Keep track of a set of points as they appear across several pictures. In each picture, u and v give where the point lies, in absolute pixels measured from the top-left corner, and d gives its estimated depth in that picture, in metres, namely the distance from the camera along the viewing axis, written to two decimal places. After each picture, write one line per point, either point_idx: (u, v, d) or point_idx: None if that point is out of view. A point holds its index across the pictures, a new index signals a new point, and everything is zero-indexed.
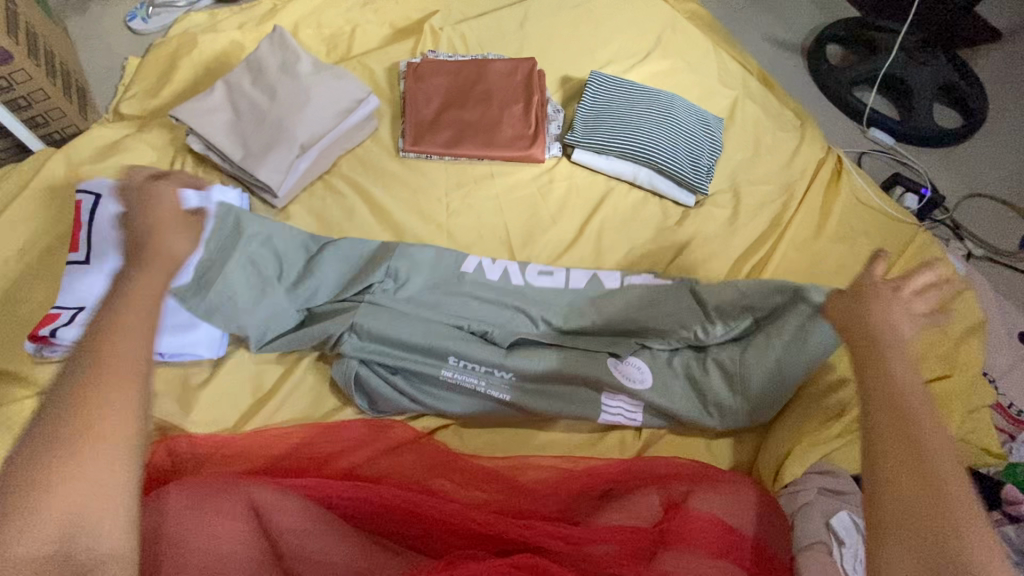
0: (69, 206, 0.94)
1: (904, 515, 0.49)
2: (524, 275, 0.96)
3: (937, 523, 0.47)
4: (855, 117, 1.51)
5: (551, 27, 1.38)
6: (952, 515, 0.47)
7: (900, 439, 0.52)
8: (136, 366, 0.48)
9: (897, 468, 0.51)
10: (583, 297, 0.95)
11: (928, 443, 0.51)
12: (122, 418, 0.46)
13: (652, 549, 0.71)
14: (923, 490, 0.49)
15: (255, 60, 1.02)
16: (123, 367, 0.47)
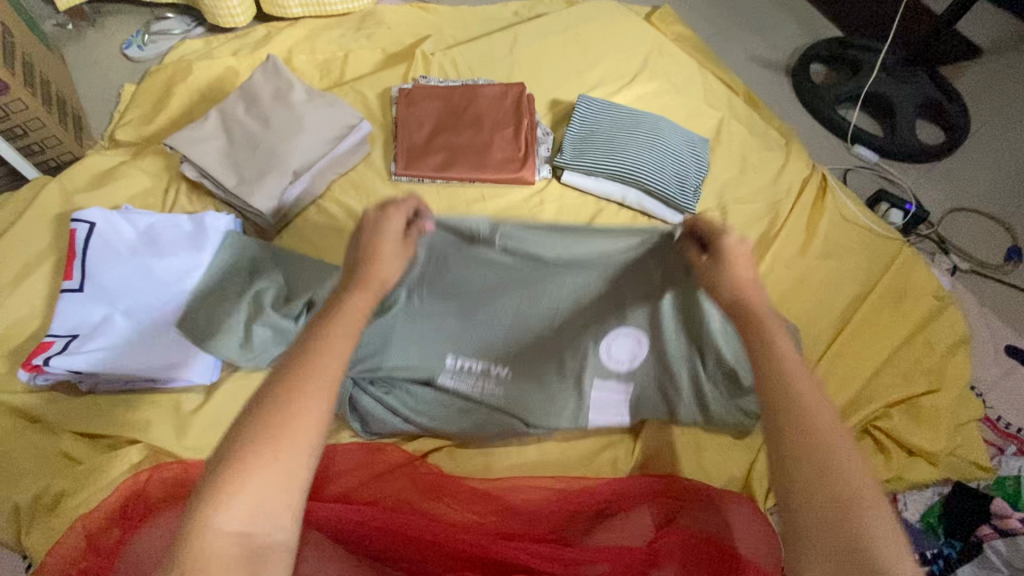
0: (64, 234, 0.95)
1: (819, 525, 0.48)
2: (524, 237, 0.88)
3: (846, 522, 0.47)
4: (840, 134, 1.54)
5: (540, 51, 1.41)
6: (850, 508, 0.48)
7: (804, 447, 0.51)
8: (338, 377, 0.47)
9: (793, 456, 0.51)
10: (586, 265, 0.88)
11: (817, 421, 0.52)
12: (313, 432, 0.45)
13: (644, 567, 0.71)
14: (812, 477, 0.50)
15: (248, 88, 1.03)
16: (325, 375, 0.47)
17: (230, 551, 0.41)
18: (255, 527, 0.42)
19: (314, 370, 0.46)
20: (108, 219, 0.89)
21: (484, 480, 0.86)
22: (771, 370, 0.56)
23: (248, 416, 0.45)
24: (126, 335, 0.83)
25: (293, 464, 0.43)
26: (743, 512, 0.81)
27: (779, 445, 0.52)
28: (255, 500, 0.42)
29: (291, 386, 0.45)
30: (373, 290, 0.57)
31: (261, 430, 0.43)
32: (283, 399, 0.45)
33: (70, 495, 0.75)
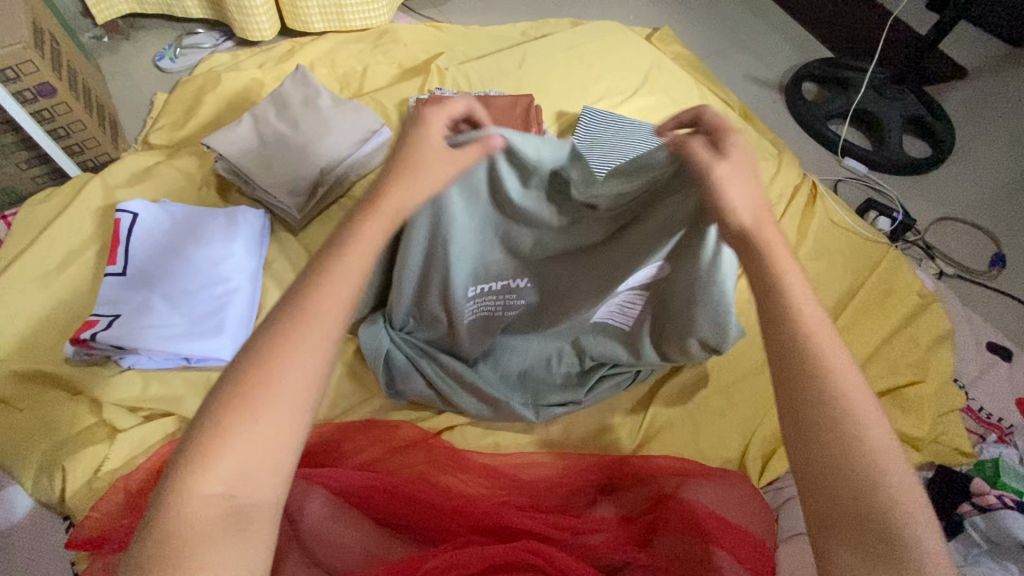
0: (105, 225, 1.02)
1: (842, 509, 0.44)
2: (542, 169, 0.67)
3: (863, 502, 0.43)
4: (831, 147, 1.62)
5: (547, 67, 1.51)
6: (869, 482, 0.44)
7: (820, 416, 0.46)
8: (328, 331, 0.48)
9: (814, 425, 0.46)
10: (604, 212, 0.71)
11: (827, 381, 0.47)
12: (304, 384, 0.46)
13: (646, 536, 0.78)
14: (829, 446, 0.45)
15: (279, 95, 1.12)
16: (315, 326, 0.47)
17: (211, 511, 0.41)
18: (242, 484, 0.42)
19: (308, 324, 0.47)
20: (150, 210, 0.96)
21: (493, 458, 0.90)
22: (783, 325, 0.49)
23: (238, 365, 0.46)
24: (164, 315, 0.89)
25: (277, 418, 0.44)
26: (742, 491, 0.85)
27: (792, 410, 0.47)
28: (241, 451, 0.43)
29: (281, 339, 0.46)
30: (391, 215, 0.55)
31: (250, 380, 0.45)
32: (274, 352, 0.45)
33: (111, 460, 0.81)
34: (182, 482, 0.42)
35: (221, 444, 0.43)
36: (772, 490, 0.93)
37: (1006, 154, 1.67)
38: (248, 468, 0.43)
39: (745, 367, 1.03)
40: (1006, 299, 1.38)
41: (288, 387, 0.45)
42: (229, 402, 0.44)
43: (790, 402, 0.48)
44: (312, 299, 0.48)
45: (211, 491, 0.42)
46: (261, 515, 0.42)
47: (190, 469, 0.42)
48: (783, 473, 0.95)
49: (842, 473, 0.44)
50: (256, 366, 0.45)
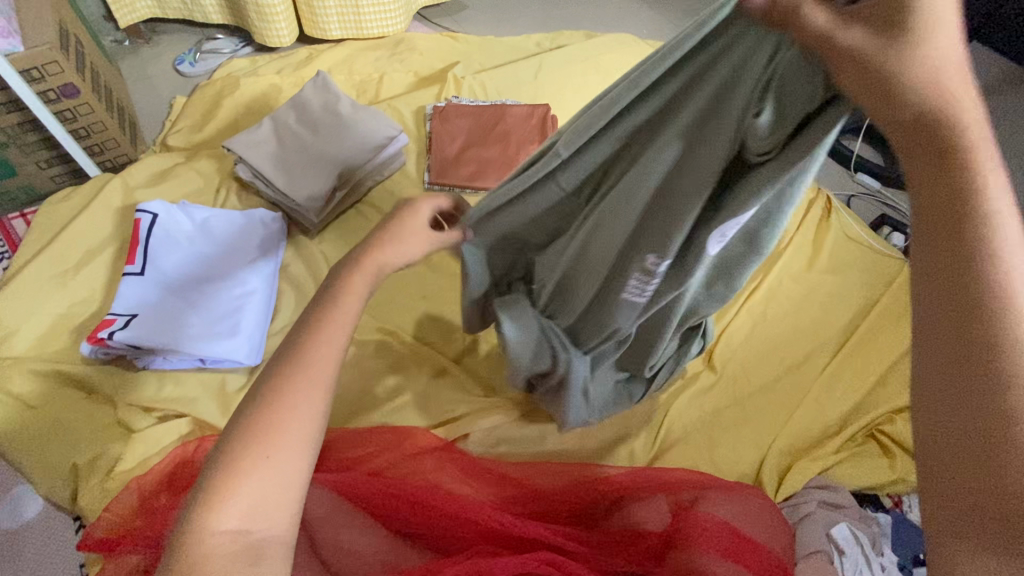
0: (123, 225, 1.03)
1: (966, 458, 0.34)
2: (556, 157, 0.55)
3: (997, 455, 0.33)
4: (844, 162, 1.62)
5: (563, 77, 1.52)
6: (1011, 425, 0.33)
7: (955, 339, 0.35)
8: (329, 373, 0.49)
9: (960, 368, 0.35)
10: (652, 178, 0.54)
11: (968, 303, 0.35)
12: (309, 426, 0.47)
13: (662, 549, 0.77)
14: (964, 389, 0.35)
15: (300, 100, 1.13)
16: (319, 370, 0.48)
17: (228, 546, 0.42)
18: (255, 518, 0.43)
19: (313, 366, 0.48)
20: (169, 211, 0.97)
21: (508, 465, 0.89)
22: (920, 237, 0.38)
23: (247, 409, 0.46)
24: (181, 316, 0.89)
25: (286, 459, 0.45)
26: (759, 506, 0.84)
27: (948, 355, 0.36)
28: (252, 494, 0.43)
29: (292, 381, 0.47)
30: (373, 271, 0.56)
31: (259, 423, 0.45)
32: (283, 393, 0.47)
33: (123, 460, 0.80)
34: (199, 517, 0.43)
35: (236, 481, 0.43)
36: (790, 506, 0.91)
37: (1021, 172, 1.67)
38: (260, 509, 0.43)
39: (761, 381, 1.02)
40: None
41: (294, 429, 0.46)
42: (242, 442, 0.45)
43: (936, 340, 0.36)
44: (316, 345, 0.49)
45: (226, 532, 0.42)
46: (270, 543, 0.43)
47: (207, 505, 0.43)
48: (800, 488, 0.93)
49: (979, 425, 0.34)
50: (265, 410, 0.46)
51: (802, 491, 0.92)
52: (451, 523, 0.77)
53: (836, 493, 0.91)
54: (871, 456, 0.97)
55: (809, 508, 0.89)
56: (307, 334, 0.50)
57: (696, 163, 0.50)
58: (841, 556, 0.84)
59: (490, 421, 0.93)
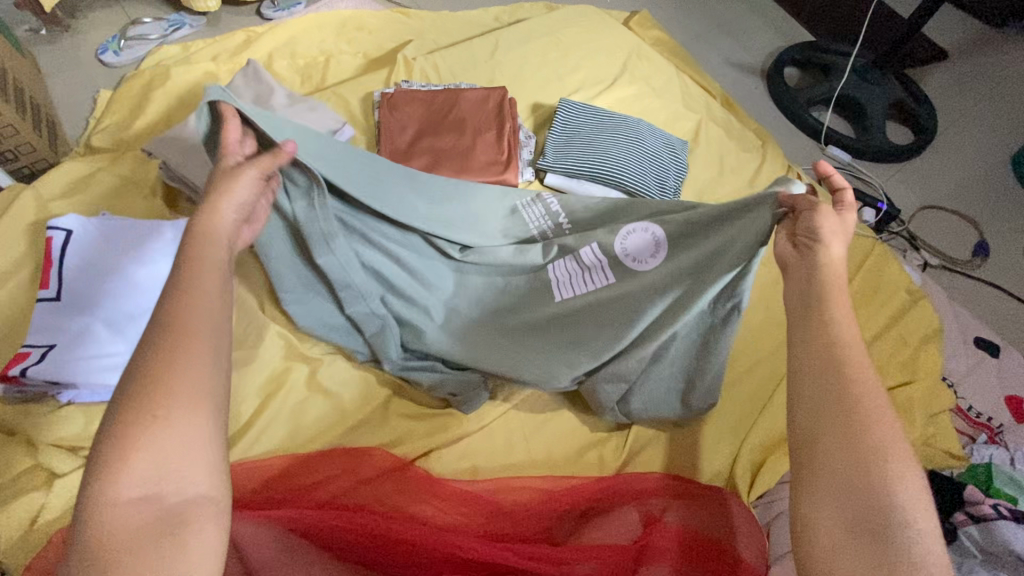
0: (36, 243, 0.93)
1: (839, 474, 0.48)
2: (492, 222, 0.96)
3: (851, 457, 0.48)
4: (813, 135, 1.59)
5: (522, 54, 1.43)
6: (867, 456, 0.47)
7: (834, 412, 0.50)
8: (209, 326, 0.50)
9: (818, 444, 0.50)
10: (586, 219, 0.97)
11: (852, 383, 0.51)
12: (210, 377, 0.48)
13: (634, 565, 0.73)
14: (860, 474, 0.47)
15: (229, 95, 1.06)
16: (192, 326, 0.49)
17: (134, 515, 0.42)
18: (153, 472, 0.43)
19: (188, 330, 0.49)
20: (85, 226, 0.89)
21: (470, 482, 0.85)
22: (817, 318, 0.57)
23: (129, 377, 0.47)
24: (104, 343, 0.81)
25: (193, 411, 0.46)
26: (726, 510, 0.83)
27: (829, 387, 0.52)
28: (151, 465, 0.43)
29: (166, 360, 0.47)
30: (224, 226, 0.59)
31: (143, 393, 0.45)
32: (162, 372, 0.46)
33: (49, 508, 0.73)
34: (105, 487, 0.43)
35: (125, 456, 0.43)
36: (762, 505, 0.89)
37: (988, 138, 1.67)
38: (163, 470, 0.44)
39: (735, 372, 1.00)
40: (992, 290, 1.38)
41: (180, 382, 0.46)
42: (128, 412, 0.44)
43: (810, 432, 0.51)
44: (181, 305, 0.50)
45: (131, 502, 0.43)
46: (205, 514, 0.44)
47: (104, 486, 0.43)
48: (773, 485, 0.91)
49: (864, 492, 0.46)
50: (143, 379, 0.46)
51: (774, 488, 0.91)
52: (414, 554, 0.74)
53: None
54: None
55: (782, 505, 0.88)
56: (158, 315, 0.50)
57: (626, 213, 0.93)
58: None
59: (453, 435, 0.89)
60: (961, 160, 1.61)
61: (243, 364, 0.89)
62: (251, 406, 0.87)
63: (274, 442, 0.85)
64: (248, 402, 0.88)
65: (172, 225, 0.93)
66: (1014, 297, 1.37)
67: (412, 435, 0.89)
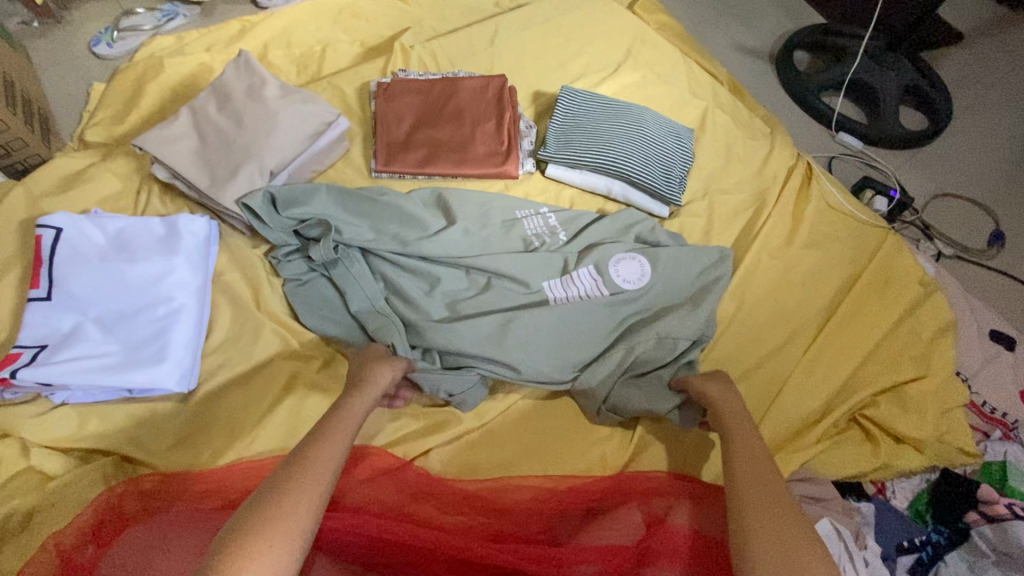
0: (27, 241, 0.92)
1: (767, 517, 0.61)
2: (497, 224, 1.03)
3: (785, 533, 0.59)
4: (823, 121, 1.55)
5: (522, 40, 1.39)
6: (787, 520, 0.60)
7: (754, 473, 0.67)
8: (326, 468, 0.59)
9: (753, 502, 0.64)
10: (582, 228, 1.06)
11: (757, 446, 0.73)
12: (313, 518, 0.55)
13: (636, 567, 0.72)
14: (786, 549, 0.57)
15: (220, 85, 1.03)
16: (318, 466, 0.59)
17: None
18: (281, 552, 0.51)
19: (313, 469, 0.58)
20: (75, 224, 0.87)
21: (470, 481, 0.84)
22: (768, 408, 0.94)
23: (264, 492, 0.55)
24: (97, 343, 0.80)
25: (291, 544, 0.52)
26: (730, 510, 0.81)
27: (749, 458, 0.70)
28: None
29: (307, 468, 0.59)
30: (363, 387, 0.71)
31: (268, 512, 0.53)
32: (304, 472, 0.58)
33: (41, 513, 0.72)
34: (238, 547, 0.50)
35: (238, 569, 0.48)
36: None
37: (1005, 122, 1.61)
38: None
39: (742, 367, 0.97)
40: (1008, 280, 1.34)
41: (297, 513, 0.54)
42: (256, 527, 0.51)
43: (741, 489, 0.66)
44: (318, 448, 0.61)
45: None
46: None
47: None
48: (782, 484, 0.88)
49: (800, 564, 0.56)
50: (277, 500, 0.54)
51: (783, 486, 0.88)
52: (409, 556, 0.72)
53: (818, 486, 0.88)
54: (853, 442, 0.93)
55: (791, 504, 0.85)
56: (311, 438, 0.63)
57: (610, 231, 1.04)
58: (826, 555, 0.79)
59: (452, 434, 0.88)
60: (976, 145, 1.56)
61: (238, 363, 0.88)
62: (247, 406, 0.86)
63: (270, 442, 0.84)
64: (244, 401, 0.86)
65: (165, 221, 0.91)
66: None
67: (412, 434, 0.87)
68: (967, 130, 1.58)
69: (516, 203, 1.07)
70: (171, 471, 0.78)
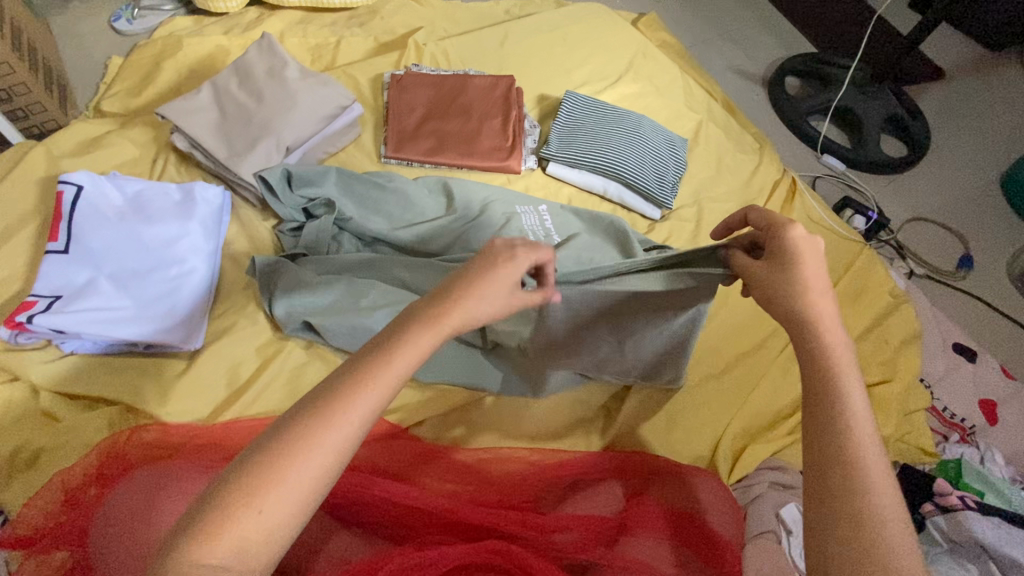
0: (44, 198, 0.95)
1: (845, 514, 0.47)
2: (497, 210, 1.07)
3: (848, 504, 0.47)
4: (811, 143, 1.63)
5: (530, 46, 1.45)
6: (856, 496, 0.47)
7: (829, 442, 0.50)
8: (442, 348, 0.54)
9: (841, 514, 0.47)
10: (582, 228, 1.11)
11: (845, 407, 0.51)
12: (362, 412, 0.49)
13: (614, 537, 0.76)
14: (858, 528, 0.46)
15: (243, 64, 1.07)
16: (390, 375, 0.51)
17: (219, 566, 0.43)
18: (236, 556, 0.43)
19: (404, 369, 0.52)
20: (96, 183, 0.91)
21: (459, 452, 0.88)
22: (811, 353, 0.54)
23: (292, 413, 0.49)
24: (110, 297, 0.84)
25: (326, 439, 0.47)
26: (710, 491, 0.84)
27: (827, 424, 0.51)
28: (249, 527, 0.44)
29: (287, 450, 0.46)
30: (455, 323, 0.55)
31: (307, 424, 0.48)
32: (280, 463, 0.46)
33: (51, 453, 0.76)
34: (177, 562, 0.43)
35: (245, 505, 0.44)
36: (741, 488, 0.93)
37: (979, 156, 1.71)
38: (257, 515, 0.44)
39: (721, 363, 1.03)
40: (973, 302, 1.42)
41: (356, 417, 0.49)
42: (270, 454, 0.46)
43: (831, 472, 0.49)
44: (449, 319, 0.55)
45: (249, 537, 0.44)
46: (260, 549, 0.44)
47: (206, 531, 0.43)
48: (753, 470, 0.95)
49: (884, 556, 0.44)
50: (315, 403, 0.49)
51: (755, 473, 0.95)
52: (401, 515, 0.75)
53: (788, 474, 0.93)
54: None
55: (760, 489, 0.91)
56: (315, 408, 0.48)
57: (613, 234, 1.08)
58: (790, 536, 0.85)
59: (444, 408, 0.93)
60: (957, 176, 1.66)
61: (243, 328, 0.90)
62: (250, 368, 0.88)
63: (270, 404, 0.86)
64: (246, 364, 0.89)
65: (185, 186, 0.95)
66: (995, 309, 1.41)
67: (406, 404, 0.92)
68: (942, 161, 1.68)
69: (520, 197, 1.13)
70: (171, 423, 0.81)
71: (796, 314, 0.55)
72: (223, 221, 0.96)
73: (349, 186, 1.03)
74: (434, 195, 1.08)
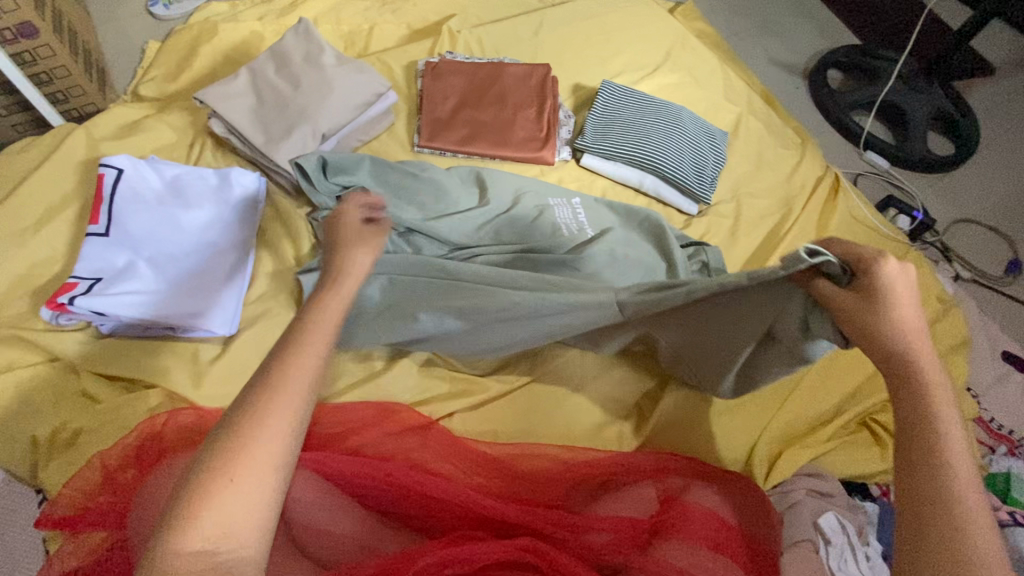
0: (83, 182, 0.96)
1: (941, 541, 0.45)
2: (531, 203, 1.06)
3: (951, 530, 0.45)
4: (853, 138, 1.57)
5: (565, 34, 1.42)
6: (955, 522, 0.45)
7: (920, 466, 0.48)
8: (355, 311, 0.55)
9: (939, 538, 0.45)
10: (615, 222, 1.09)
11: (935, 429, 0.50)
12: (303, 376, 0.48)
13: (648, 538, 0.74)
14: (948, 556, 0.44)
15: (280, 49, 1.07)
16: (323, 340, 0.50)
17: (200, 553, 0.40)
18: (220, 540, 0.41)
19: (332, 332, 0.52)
20: (135, 167, 0.91)
21: (489, 446, 0.87)
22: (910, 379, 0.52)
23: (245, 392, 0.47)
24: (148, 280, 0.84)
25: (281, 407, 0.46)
26: (746, 496, 0.82)
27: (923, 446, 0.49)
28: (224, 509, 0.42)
29: (242, 431, 0.44)
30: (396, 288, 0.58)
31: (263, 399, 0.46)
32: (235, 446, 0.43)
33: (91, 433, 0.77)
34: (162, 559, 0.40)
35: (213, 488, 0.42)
36: (778, 493, 0.89)
37: None
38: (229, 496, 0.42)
39: None
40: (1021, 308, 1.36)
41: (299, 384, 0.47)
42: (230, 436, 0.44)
43: (927, 504, 0.47)
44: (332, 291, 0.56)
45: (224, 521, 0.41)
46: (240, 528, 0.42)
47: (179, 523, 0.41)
48: (789, 476, 0.92)
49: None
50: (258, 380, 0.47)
51: (790, 479, 0.92)
52: (433, 509, 0.75)
53: (826, 482, 0.91)
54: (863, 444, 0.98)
55: (797, 496, 0.88)
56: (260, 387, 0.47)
57: (648, 229, 1.06)
58: (828, 545, 0.82)
59: (474, 401, 0.92)
60: (1009, 176, 1.58)
61: (276, 315, 0.91)
62: None
63: None
64: None
65: (222, 171, 0.95)
66: None
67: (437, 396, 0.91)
68: (992, 161, 1.61)
69: (553, 188, 1.11)
70: (204, 407, 0.81)
71: (900, 343, 0.53)
72: (258, 207, 0.95)
73: (385, 175, 1.01)
74: (467, 186, 1.07)
